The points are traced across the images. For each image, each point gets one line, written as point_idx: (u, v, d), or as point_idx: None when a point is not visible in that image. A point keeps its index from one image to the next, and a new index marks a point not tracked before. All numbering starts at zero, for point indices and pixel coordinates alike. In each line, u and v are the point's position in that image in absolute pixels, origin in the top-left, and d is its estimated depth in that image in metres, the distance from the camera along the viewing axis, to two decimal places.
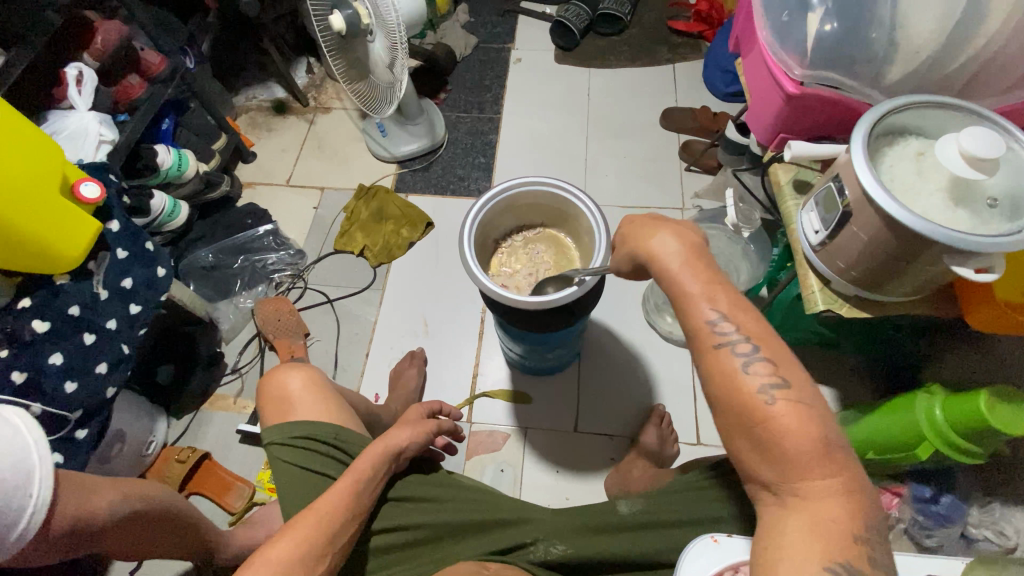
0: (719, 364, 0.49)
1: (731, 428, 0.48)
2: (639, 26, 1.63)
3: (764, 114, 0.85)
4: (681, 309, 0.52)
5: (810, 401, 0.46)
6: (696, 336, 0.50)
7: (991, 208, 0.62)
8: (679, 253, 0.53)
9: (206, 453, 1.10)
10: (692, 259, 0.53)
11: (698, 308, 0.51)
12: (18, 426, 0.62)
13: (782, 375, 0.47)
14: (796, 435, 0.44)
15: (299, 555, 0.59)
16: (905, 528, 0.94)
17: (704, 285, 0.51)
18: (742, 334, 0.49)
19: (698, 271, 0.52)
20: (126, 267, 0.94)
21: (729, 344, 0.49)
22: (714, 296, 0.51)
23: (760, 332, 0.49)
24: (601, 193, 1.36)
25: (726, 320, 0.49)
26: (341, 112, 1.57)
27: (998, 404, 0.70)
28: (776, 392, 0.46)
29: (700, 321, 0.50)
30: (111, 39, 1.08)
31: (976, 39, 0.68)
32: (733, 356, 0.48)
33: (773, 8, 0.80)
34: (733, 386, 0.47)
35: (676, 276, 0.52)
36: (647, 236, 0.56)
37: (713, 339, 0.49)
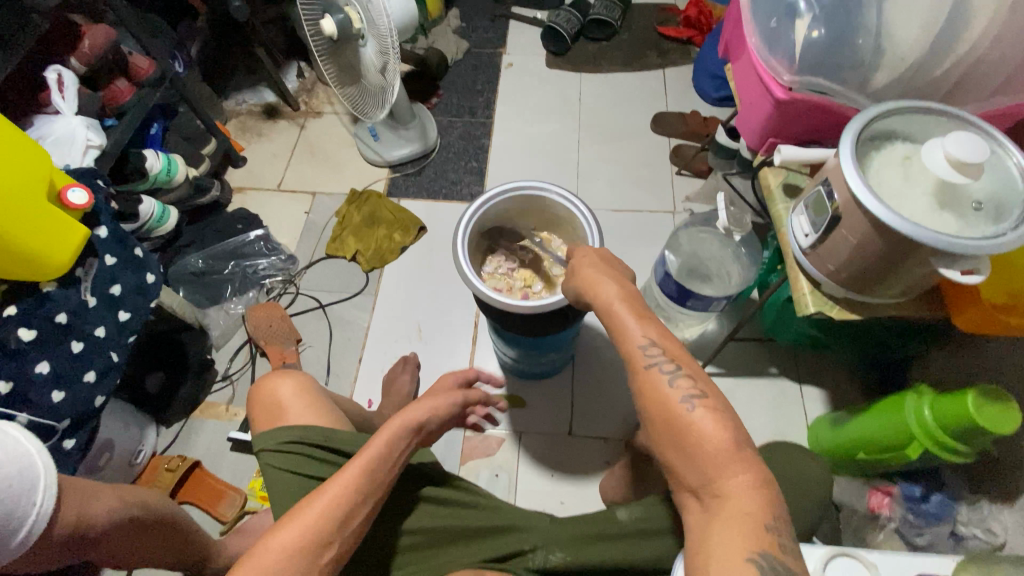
0: (648, 382, 0.50)
1: (661, 440, 0.49)
2: (630, 31, 1.64)
3: (753, 120, 0.86)
4: (617, 332, 0.54)
5: (727, 408, 0.48)
6: (627, 357, 0.52)
7: (977, 211, 0.63)
8: (617, 291, 0.57)
9: (196, 461, 1.09)
10: (629, 298, 0.56)
11: (631, 334, 0.53)
12: (18, 437, 0.61)
13: (702, 387, 0.49)
14: (710, 438, 0.45)
15: (304, 541, 0.57)
16: (895, 528, 0.92)
17: (636, 316, 0.54)
18: (665, 354, 0.50)
19: (633, 305, 0.55)
20: (116, 274, 0.93)
21: (656, 363, 0.50)
22: (645, 324, 0.53)
23: (682, 353, 0.51)
24: (593, 198, 1.37)
25: (654, 344, 0.51)
26: (333, 116, 1.56)
27: (985, 402, 0.72)
28: (696, 401, 0.48)
29: (633, 346, 0.52)
30: (99, 42, 1.07)
31: (960, 46, 0.70)
32: (660, 375, 0.49)
33: (762, 15, 0.81)
34: (658, 400, 0.49)
35: (611, 309, 0.56)
36: (592, 279, 0.59)
37: (643, 361, 0.51)
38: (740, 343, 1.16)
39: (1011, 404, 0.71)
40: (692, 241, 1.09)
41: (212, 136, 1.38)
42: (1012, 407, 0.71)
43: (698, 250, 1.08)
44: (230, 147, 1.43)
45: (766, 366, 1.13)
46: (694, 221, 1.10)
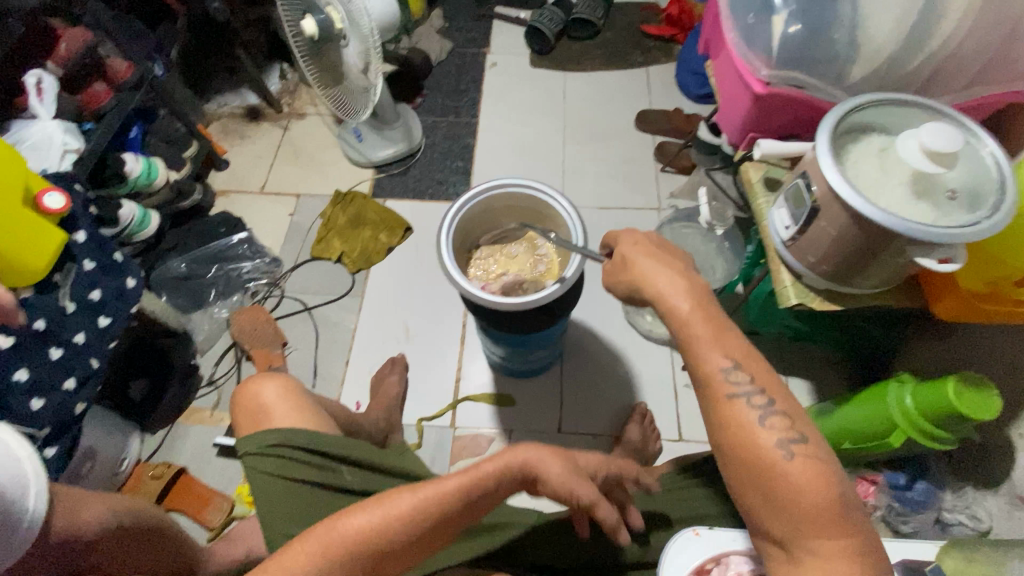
0: (734, 415, 0.51)
1: (746, 479, 0.49)
2: (613, 30, 1.65)
3: (733, 115, 0.87)
4: (695, 357, 0.54)
5: (827, 457, 0.48)
6: (710, 385, 0.53)
7: (952, 200, 0.64)
8: (685, 292, 0.56)
9: (182, 468, 1.08)
10: (701, 301, 0.55)
11: (712, 355, 0.53)
12: (7, 441, 0.58)
13: (797, 431, 0.49)
14: (809, 489, 0.46)
15: (378, 531, 0.53)
16: (881, 516, 0.94)
17: (714, 333, 0.54)
18: (756, 386, 0.51)
19: (708, 315, 0.55)
20: (95, 279, 0.91)
21: (742, 396, 0.51)
22: (727, 347, 0.53)
23: (773, 383, 0.51)
24: (579, 196, 1.37)
25: (739, 370, 0.52)
26: (316, 117, 1.55)
27: (964, 388, 0.73)
28: (794, 447, 0.48)
29: (714, 369, 0.53)
30: (75, 45, 1.06)
31: (934, 39, 0.71)
32: (749, 408, 0.50)
33: (739, 11, 0.81)
34: (750, 437, 0.50)
35: (685, 320, 0.55)
36: (652, 276, 0.58)
37: (726, 390, 0.52)
38: None
39: (989, 387, 0.73)
40: (676, 237, 1.10)
41: (195, 138, 1.37)
42: (991, 392, 0.72)
43: (682, 245, 1.09)
44: (213, 149, 1.42)
45: None
46: (677, 217, 1.11)
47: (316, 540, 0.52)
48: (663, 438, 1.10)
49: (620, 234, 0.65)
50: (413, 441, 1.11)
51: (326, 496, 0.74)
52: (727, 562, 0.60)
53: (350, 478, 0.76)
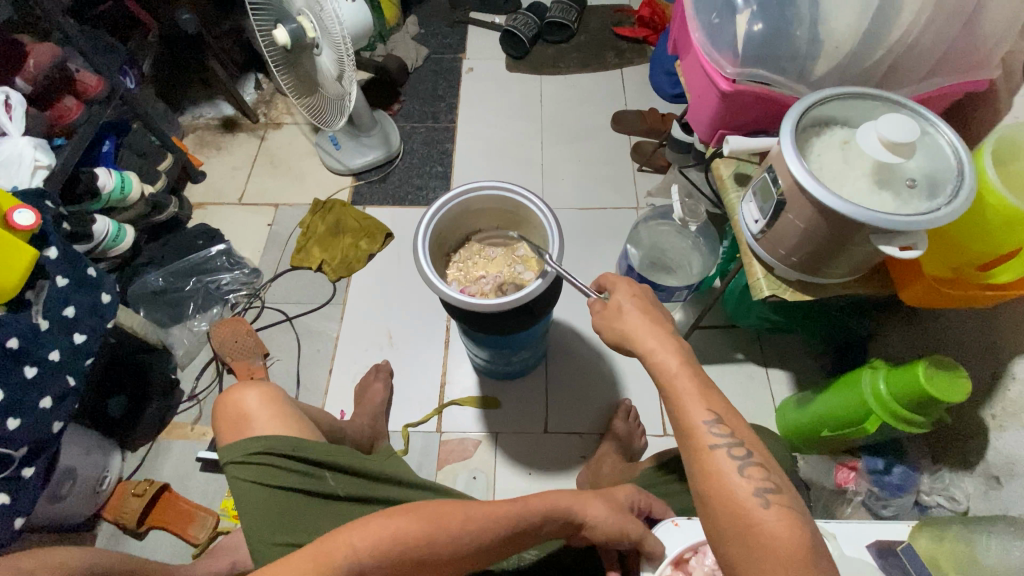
0: (714, 466, 0.51)
1: (725, 531, 0.48)
2: (587, 32, 1.67)
3: (702, 113, 0.89)
4: (679, 408, 0.54)
5: (800, 510, 0.48)
6: (691, 436, 0.52)
7: (911, 188, 0.66)
8: (660, 341, 0.58)
9: (165, 484, 1.06)
10: (690, 366, 0.56)
11: (693, 411, 0.53)
12: None
13: (774, 481, 0.49)
14: (782, 538, 0.45)
15: (410, 538, 0.55)
16: (862, 501, 0.97)
17: (699, 390, 0.54)
18: (736, 438, 0.51)
19: (695, 371, 0.56)
20: (68, 295, 0.90)
21: (722, 446, 0.51)
22: (711, 401, 0.53)
23: (751, 436, 0.51)
24: (558, 197, 1.39)
25: (720, 424, 0.52)
26: (293, 126, 1.55)
27: (934, 371, 0.75)
28: (770, 496, 0.48)
29: (695, 422, 0.52)
30: (43, 61, 1.05)
31: (893, 32, 0.73)
32: (728, 458, 0.50)
33: (704, 12, 0.83)
34: (725, 486, 0.49)
35: (673, 377, 0.56)
36: (643, 330, 0.60)
37: (706, 440, 0.51)
38: (705, 330, 1.19)
39: (959, 370, 0.75)
40: (652, 234, 1.11)
41: (170, 152, 1.35)
42: (961, 373, 0.74)
43: (658, 243, 1.11)
44: (188, 161, 1.40)
45: (733, 353, 1.16)
46: (653, 213, 1.09)
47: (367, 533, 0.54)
48: (649, 434, 1.11)
49: (617, 281, 0.67)
50: (400, 447, 1.10)
51: (312, 503, 0.74)
52: (704, 550, 0.62)
53: (333, 484, 0.76)
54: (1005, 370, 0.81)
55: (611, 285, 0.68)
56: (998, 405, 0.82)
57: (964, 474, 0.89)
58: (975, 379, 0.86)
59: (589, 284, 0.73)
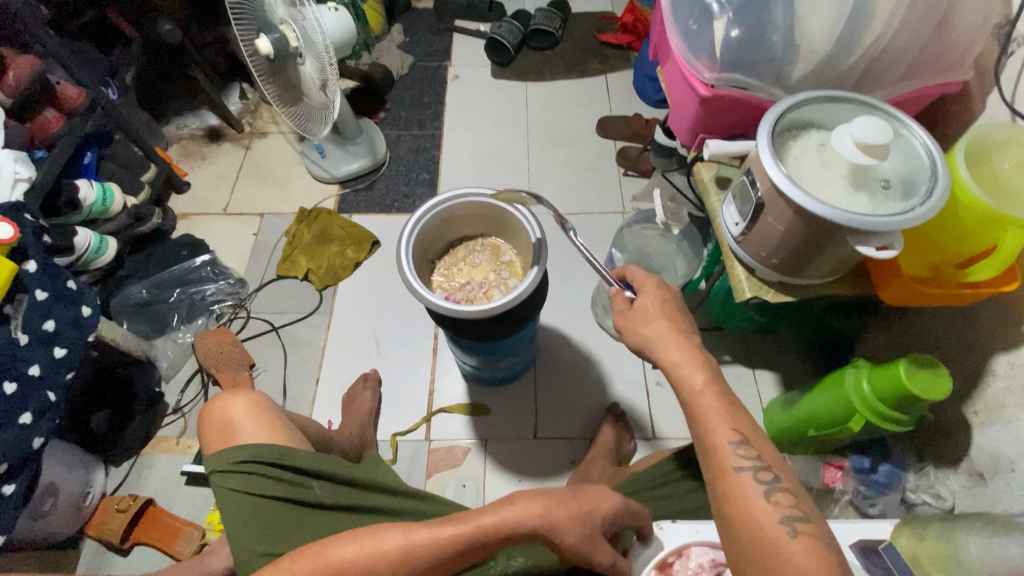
0: (739, 488, 0.51)
1: (746, 554, 0.49)
2: (571, 39, 1.68)
3: (683, 118, 0.89)
4: (703, 425, 0.55)
5: (829, 541, 0.47)
6: (715, 456, 0.53)
7: (885, 189, 0.67)
8: (681, 358, 0.59)
9: (149, 500, 1.04)
10: (716, 383, 0.57)
11: (719, 429, 0.54)
12: None
13: (802, 510, 0.49)
14: (808, 568, 0.45)
15: (358, 562, 0.57)
16: (849, 500, 0.95)
17: (725, 410, 0.55)
18: (762, 462, 0.52)
19: (720, 390, 0.57)
20: (48, 309, 0.88)
21: (747, 469, 0.52)
22: (738, 421, 0.55)
23: (777, 461, 0.52)
24: (544, 202, 1.39)
25: (746, 446, 0.53)
26: (279, 135, 1.54)
27: (914, 371, 0.75)
28: (797, 525, 0.48)
29: (721, 441, 0.54)
30: (24, 73, 1.02)
31: (865, 38, 0.75)
32: (755, 483, 0.51)
33: (681, 18, 0.84)
34: (750, 512, 0.50)
35: (698, 395, 0.57)
36: (667, 342, 0.61)
37: (731, 462, 0.52)
38: None
39: (938, 368, 0.75)
40: (637, 238, 1.12)
41: (153, 163, 1.35)
42: (941, 371, 0.75)
43: (643, 246, 1.11)
44: (172, 171, 1.40)
45: (720, 354, 1.17)
46: (636, 218, 1.12)
47: (303, 563, 0.57)
48: (638, 437, 1.11)
49: (646, 281, 0.67)
50: (388, 456, 1.10)
51: (298, 513, 0.73)
52: (688, 554, 0.62)
53: (320, 494, 0.75)
54: (985, 367, 0.82)
55: (637, 283, 0.68)
56: (980, 402, 0.83)
57: (950, 471, 0.90)
58: (957, 376, 0.87)
59: (613, 274, 0.73)
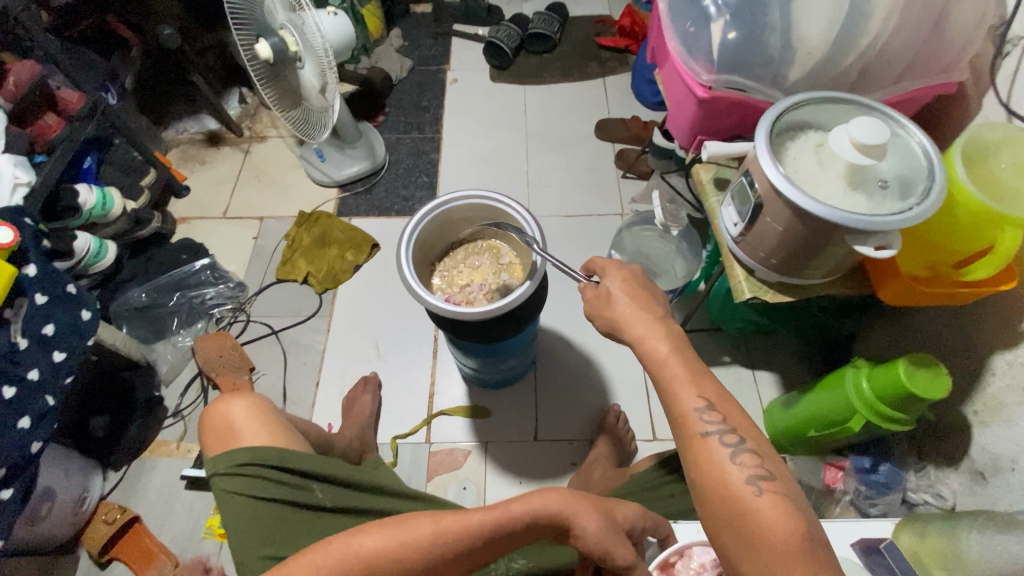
0: (707, 453, 0.51)
1: (719, 520, 0.49)
2: (569, 43, 1.69)
3: (681, 120, 0.90)
4: (670, 395, 0.55)
5: (794, 495, 0.48)
6: (683, 424, 0.53)
7: (883, 189, 0.67)
8: (660, 337, 0.58)
9: (136, 515, 1.03)
10: (680, 348, 0.57)
11: (685, 397, 0.54)
12: None
13: (766, 467, 0.49)
14: (778, 527, 0.45)
15: (386, 553, 0.57)
16: (850, 501, 0.96)
17: (690, 375, 0.55)
18: (727, 425, 0.52)
19: (685, 358, 0.57)
20: (48, 313, 0.88)
21: (714, 433, 0.52)
22: (702, 385, 0.55)
23: (743, 423, 0.52)
24: (543, 205, 1.39)
25: (712, 411, 0.53)
26: (278, 139, 1.55)
27: (914, 369, 0.75)
28: (762, 483, 0.48)
29: (687, 409, 0.53)
30: (24, 77, 1.02)
31: (862, 39, 0.75)
32: (721, 447, 0.51)
33: (679, 20, 0.84)
34: (720, 476, 0.50)
35: (664, 364, 0.56)
36: (636, 320, 0.60)
37: (698, 429, 0.52)
38: (691, 334, 1.20)
39: (936, 367, 0.75)
40: (636, 240, 1.12)
41: (152, 167, 1.35)
42: (941, 371, 0.75)
43: (643, 248, 1.12)
44: (172, 175, 1.40)
45: (720, 356, 1.17)
46: (635, 220, 1.13)
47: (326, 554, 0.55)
48: (638, 439, 1.11)
49: (607, 265, 0.66)
50: (389, 459, 1.09)
51: (298, 515, 0.73)
52: (690, 554, 0.62)
53: (321, 496, 0.75)
54: (985, 366, 0.82)
55: (600, 270, 0.67)
56: (980, 401, 0.83)
57: (951, 470, 0.90)
58: (956, 374, 0.87)
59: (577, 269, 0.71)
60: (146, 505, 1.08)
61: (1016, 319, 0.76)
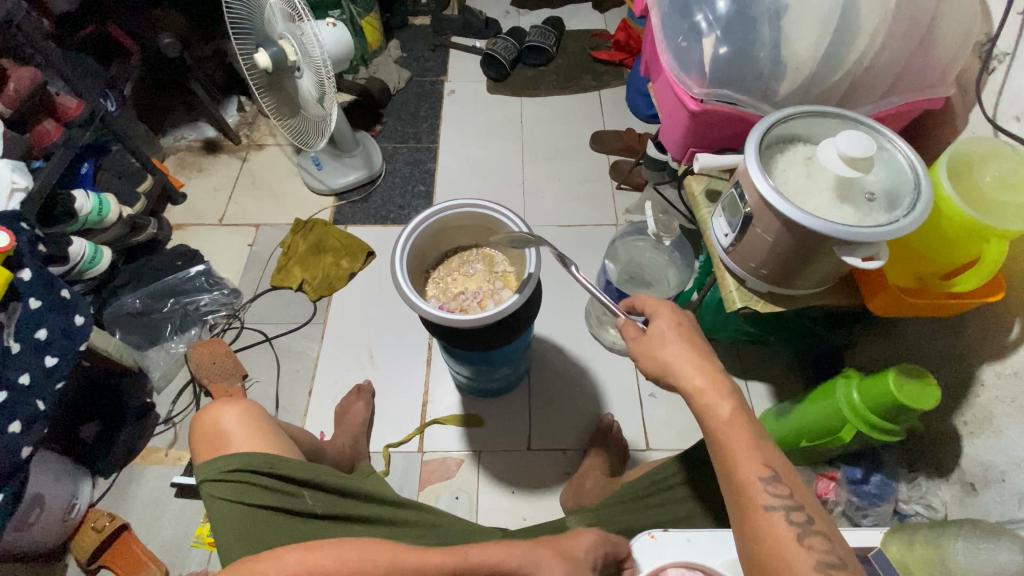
0: (770, 529, 0.52)
1: None
2: (565, 56, 1.72)
3: (673, 132, 0.91)
4: (731, 461, 0.56)
5: None
6: (746, 493, 0.54)
7: (870, 202, 0.68)
8: (717, 394, 0.58)
9: (125, 522, 1.02)
10: (744, 416, 0.57)
11: (748, 466, 0.55)
12: None
13: (836, 554, 0.50)
14: None
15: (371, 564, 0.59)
16: (842, 511, 0.95)
17: (755, 444, 0.56)
18: (793, 501, 0.52)
19: (748, 422, 0.57)
20: (41, 317, 0.88)
21: (778, 508, 0.52)
22: (769, 457, 0.55)
23: (810, 501, 0.53)
24: (538, 214, 1.41)
25: (778, 484, 0.53)
26: (276, 148, 1.56)
27: (904, 381, 0.76)
28: (832, 570, 0.48)
29: (752, 478, 0.54)
30: (25, 84, 1.02)
31: (850, 55, 0.77)
32: (787, 523, 0.51)
33: (671, 35, 0.86)
34: (782, 554, 0.50)
35: (725, 428, 0.57)
36: (689, 371, 0.60)
37: (762, 500, 0.53)
38: None
39: (927, 378, 0.76)
40: (629, 250, 1.13)
41: (149, 173, 1.35)
42: (930, 382, 0.75)
43: (635, 258, 1.13)
44: (169, 182, 1.40)
45: None
46: (627, 231, 1.13)
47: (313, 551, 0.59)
48: (632, 449, 1.11)
49: (659, 307, 0.67)
50: (381, 468, 1.09)
51: (291, 522, 0.72)
52: None
53: (311, 502, 0.74)
54: (974, 377, 0.82)
55: (650, 309, 0.67)
56: (970, 412, 0.84)
57: (941, 481, 0.90)
58: (946, 384, 0.88)
59: (620, 304, 0.72)
60: (134, 513, 1.07)
61: (1005, 331, 0.76)
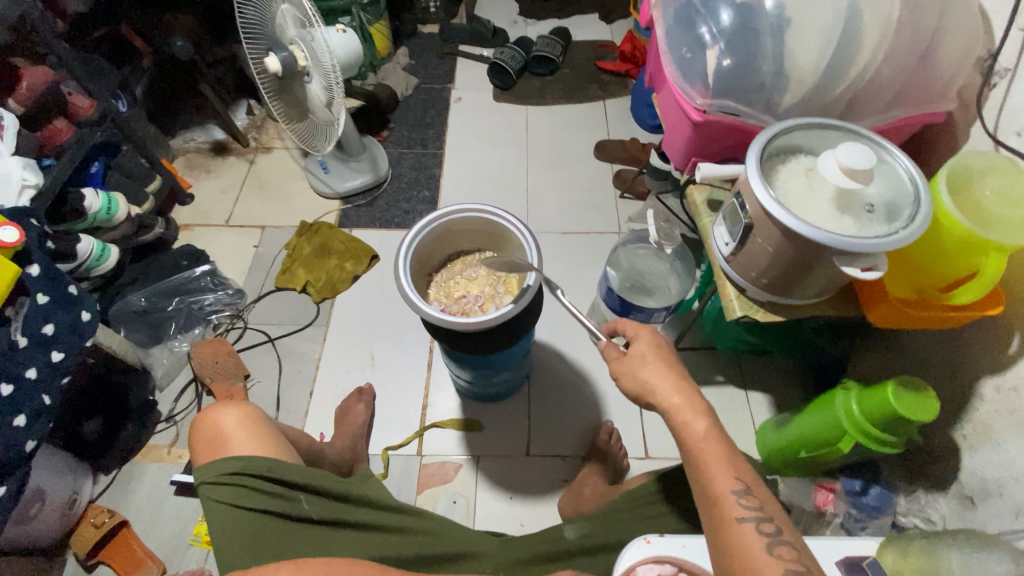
0: (741, 541, 0.52)
1: None
2: (571, 66, 1.74)
3: (677, 141, 0.92)
4: (705, 475, 0.56)
5: None
6: (719, 506, 0.54)
7: (870, 213, 0.69)
8: (692, 413, 0.59)
9: (125, 519, 1.03)
10: (718, 434, 0.58)
11: (719, 480, 0.56)
12: None
13: (804, 565, 0.50)
14: None
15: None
16: (841, 523, 0.95)
17: (727, 460, 0.56)
18: (764, 513, 0.52)
19: (722, 438, 0.58)
20: (48, 313, 0.89)
21: (750, 519, 0.52)
22: (742, 472, 0.56)
23: (781, 514, 0.53)
24: (541, 221, 1.42)
25: (750, 497, 0.54)
26: (283, 151, 1.58)
27: (903, 393, 0.76)
28: None
29: (724, 491, 0.55)
30: (36, 83, 1.06)
31: (853, 68, 0.78)
32: (756, 534, 0.52)
33: (675, 47, 0.87)
34: (750, 565, 0.50)
35: (699, 444, 0.58)
36: (663, 390, 0.61)
37: (734, 512, 0.53)
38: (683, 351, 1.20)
39: (925, 391, 0.76)
40: (631, 258, 1.13)
41: (157, 173, 1.37)
42: (928, 395, 0.75)
43: (637, 266, 1.13)
44: (176, 183, 1.42)
45: (713, 374, 1.18)
46: (630, 239, 1.13)
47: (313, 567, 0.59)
48: (631, 456, 1.11)
49: (638, 329, 0.68)
50: (379, 471, 1.09)
51: (285, 526, 0.72)
52: None
53: (308, 507, 0.75)
54: (974, 392, 0.83)
55: (630, 332, 0.68)
56: (969, 425, 0.84)
57: (940, 495, 0.90)
58: (946, 396, 0.88)
59: (601, 326, 0.72)
60: (133, 511, 1.07)
61: (1004, 344, 0.77)
